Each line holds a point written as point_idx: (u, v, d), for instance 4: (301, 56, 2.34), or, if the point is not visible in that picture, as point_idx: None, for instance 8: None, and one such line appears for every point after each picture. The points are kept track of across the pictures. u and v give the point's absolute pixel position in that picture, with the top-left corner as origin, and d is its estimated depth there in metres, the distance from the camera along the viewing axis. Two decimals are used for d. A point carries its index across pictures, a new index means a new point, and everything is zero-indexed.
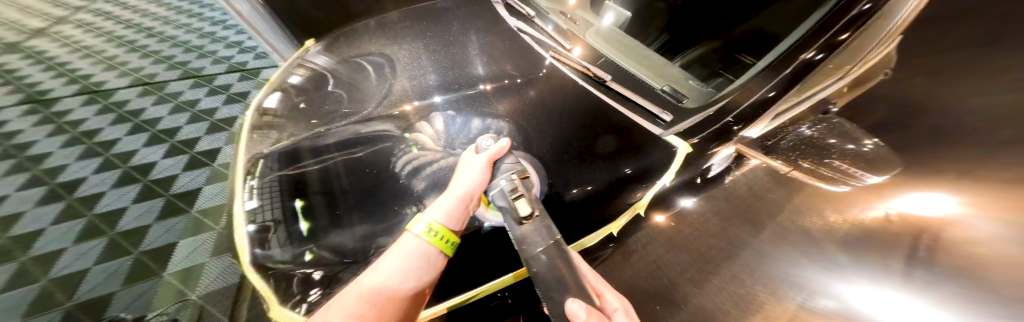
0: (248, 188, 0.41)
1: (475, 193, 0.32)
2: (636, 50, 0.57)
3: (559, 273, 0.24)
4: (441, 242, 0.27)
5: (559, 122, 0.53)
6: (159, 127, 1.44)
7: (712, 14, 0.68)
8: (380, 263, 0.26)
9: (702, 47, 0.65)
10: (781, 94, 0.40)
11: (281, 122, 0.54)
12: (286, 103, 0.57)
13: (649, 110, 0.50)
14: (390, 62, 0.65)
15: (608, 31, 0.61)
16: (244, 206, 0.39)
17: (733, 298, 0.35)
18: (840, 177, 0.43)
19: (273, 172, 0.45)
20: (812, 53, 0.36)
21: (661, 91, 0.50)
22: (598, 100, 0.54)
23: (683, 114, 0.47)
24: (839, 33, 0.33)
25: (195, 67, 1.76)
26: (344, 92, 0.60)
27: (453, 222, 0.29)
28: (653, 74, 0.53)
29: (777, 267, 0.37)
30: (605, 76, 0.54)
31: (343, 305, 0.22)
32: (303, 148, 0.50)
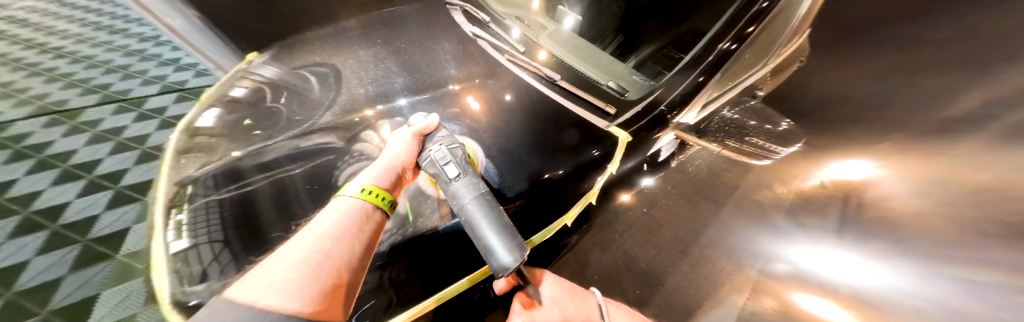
0: (175, 225, 0.37)
1: (403, 164, 0.45)
2: (588, 51, 0.70)
3: (492, 208, 0.35)
4: (375, 198, 0.39)
5: (527, 121, 0.60)
6: (71, 162, 1.24)
7: (656, 17, 0.79)
8: (316, 226, 0.37)
9: (652, 45, 0.76)
10: (707, 78, 0.56)
11: (216, 141, 0.51)
12: (223, 121, 0.54)
13: (595, 104, 0.61)
14: (335, 73, 0.66)
15: (568, 37, 0.74)
16: (170, 248, 0.35)
17: (702, 274, 0.38)
18: (761, 152, 0.50)
19: (207, 197, 0.42)
20: (727, 45, 0.55)
21: (607, 87, 0.64)
22: (552, 97, 0.63)
23: (623, 106, 0.61)
24: (745, 27, 0.54)
25: (119, 90, 1.58)
26: (281, 106, 0.59)
27: (383, 182, 0.42)
28: (600, 72, 0.66)
29: (736, 240, 0.41)
30: (553, 76, 0.64)
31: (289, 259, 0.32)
32: (248, 167, 0.48)
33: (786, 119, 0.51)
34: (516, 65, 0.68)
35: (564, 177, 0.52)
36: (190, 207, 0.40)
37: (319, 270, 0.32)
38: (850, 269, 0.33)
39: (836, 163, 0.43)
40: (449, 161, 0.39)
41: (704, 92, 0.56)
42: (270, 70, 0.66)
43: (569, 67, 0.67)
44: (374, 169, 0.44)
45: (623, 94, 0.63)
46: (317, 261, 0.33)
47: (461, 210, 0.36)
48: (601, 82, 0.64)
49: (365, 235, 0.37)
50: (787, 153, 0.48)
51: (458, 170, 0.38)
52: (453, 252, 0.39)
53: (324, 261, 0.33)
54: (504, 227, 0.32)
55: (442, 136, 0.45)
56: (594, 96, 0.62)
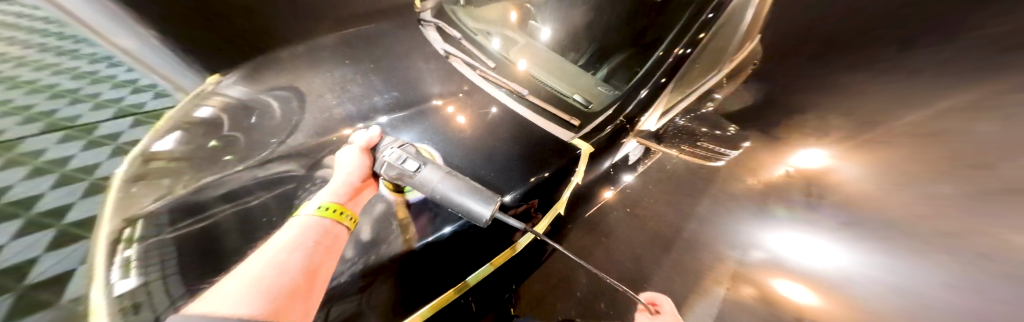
0: (123, 264, 0.30)
1: (359, 176, 0.43)
2: (558, 65, 0.73)
3: (472, 186, 0.38)
4: (333, 213, 0.35)
5: (509, 131, 0.56)
6: None
7: (628, 23, 0.82)
8: (258, 253, 0.30)
9: (622, 53, 0.78)
10: (658, 87, 0.67)
11: (180, 165, 0.45)
12: (189, 143, 0.48)
13: (561, 117, 0.61)
14: (301, 95, 0.57)
15: (540, 53, 0.74)
16: (110, 291, 0.28)
17: (686, 267, 0.40)
18: (712, 154, 0.54)
19: (162, 230, 0.36)
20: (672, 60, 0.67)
21: (574, 99, 0.66)
22: (517, 111, 0.60)
23: (586, 117, 0.63)
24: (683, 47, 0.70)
25: (24, 106, 1.26)
26: (241, 135, 0.50)
27: (342, 197, 0.38)
28: (569, 85, 0.70)
29: (718, 230, 0.43)
30: (521, 90, 0.63)
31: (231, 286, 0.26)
32: (211, 198, 0.41)
33: (733, 125, 0.57)
34: (486, 80, 0.63)
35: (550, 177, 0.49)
36: (141, 240, 0.34)
37: (278, 280, 0.27)
38: (818, 253, 0.37)
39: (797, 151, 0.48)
40: (404, 156, 0.41)
41: (653, 104, 0.64)
42: (235, 89, 0.58)
43: (537, 82, 0.67)
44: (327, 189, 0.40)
45: (586, 105, 0.66)
46: (274, 274, 0.28)
47: (434, 194, 0.38)
48: (566, 95, 0.67)
49: (325, 247, 0.32)
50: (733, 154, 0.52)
51: (416, 163, 0.40)
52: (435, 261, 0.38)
53: (278, 276, 0.27)
54: (478, 193, 0.37)
55: (390, 143, 0.45)
56: (561, 110, 0.63)
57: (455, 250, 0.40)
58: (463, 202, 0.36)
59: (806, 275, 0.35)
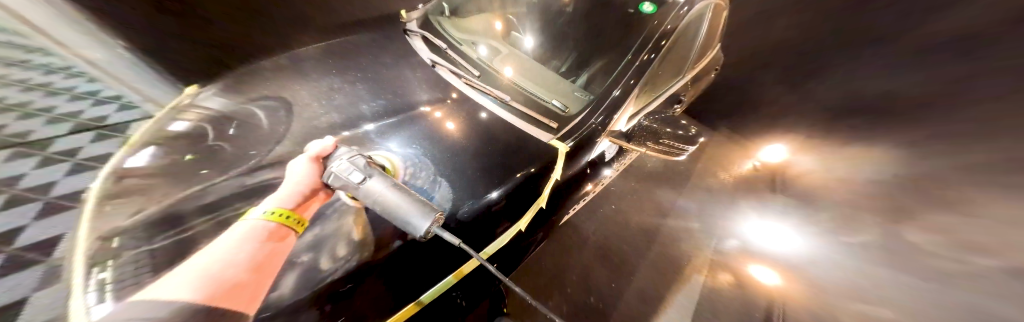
0: (95, 285, 0.24)
1: (311, 184, 0.32)
2: (535, 70, 0.68)
3: (419, 203, 0.28)
4: (282, 218, 0.27)
5: (481, 135, 0.50)
6: None
7: (599, 28, 0.79)
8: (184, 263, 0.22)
9: (601, 59, 0.74)
10: (636, 81, 0.63)
11: (155, 181, 0.39)
12: (163, 159, 0.42)
13: (540, 120, 0.55)
14: (290, 105, 0.53)
15: (517, 58, 0.69)
16: (87, 314, 0.22)
17: (653, 263, 0.63)
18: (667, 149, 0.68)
19: (142, 246, 0.29)
20: (647, 55, 0.66)
21: (551, 104, 0.59)
22: (498, 116, 0.55)
23: (564, 121, 0.56)
24: (659, 41, 0.68)
25: None
26: (227, 144, 0.45)
27: (290, 204, 0.29)
28: (548, 91, 0.63)
29: (666, 234, 0.68)
30: (504, 97, 0.57)
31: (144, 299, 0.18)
32: (187, 209, 0.35)
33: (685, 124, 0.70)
34: (472, 88, 0.59)
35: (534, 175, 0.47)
36: (115, 259, 0.27)
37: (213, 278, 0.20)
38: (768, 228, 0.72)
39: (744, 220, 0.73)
40: (352, 162, 0.30)
41: (625, 104, 0.62)
42: (215, 99, 0.54)
43: (519, 89, 0.61)
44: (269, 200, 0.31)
45: (564, 109, 0.59)
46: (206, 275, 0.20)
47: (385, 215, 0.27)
48: (545, 100, 0.59)
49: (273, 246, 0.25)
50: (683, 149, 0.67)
51: (363, 172, 0.29)
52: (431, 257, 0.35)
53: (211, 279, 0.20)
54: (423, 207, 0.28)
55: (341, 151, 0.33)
56: (538, 113, 0.57)
57: (438, 249, 0.36)
58: (402, 215, 0.27)
59: None
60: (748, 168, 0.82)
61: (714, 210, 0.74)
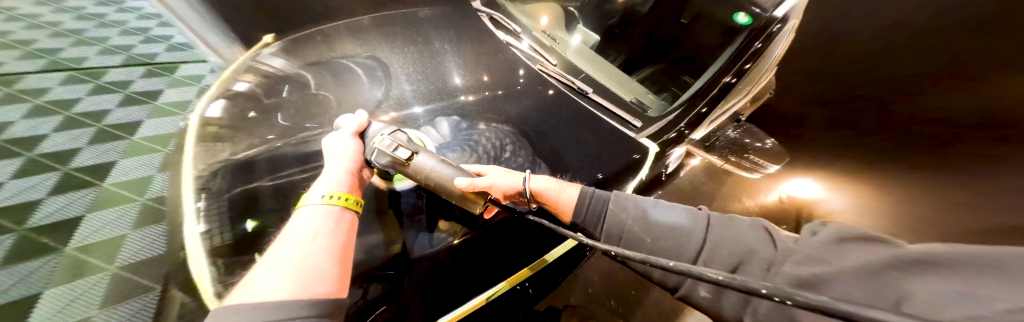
0: (195, 211, 0.32)
1: (356, 161, 0.38)
2: (602, 64, 0.65)
3: (464, 173, 0.36)
4: (345, 201, 0.32)
5: (553, 125, 0.55)
6: (75, 109, 0.78)
7: (647, 30, 0.73)
8: (269, 258, 0.25)
9: (648, 68, 0.71)
10: (708, 109, 0.62)
11: (230, 133, 0.42)
12: (235, 112, 0.44)
13: (623, 117, 0.59)
14: (382, 65, 0.54)
15: (583, 51, 0.66)
16: (193, 232, 0.31)
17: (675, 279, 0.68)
18: (754, 167, 0.76)
19: (234, 186, 0.36)
20: (729, 78, 0.63)
21: (630, 102, 0.61)
22: (584, 107, 0.58)
23: (648, 121, 0.59)
24: (744, 63, 0.63)
25: None
26: (327, 94, 0.49)
27: (347, 187, 0.34)
28: (624, 89, 0.62)
29: None
30: (587, 88, 0.59)
31: (261, 287, 0.21)
32: (256, 159, 0.39)
33: (771, 139, 0.78)
34: (551, 77, 0.59)
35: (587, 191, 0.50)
36: (212, 195, 0.34)
37: (318, 263, 0.25)
38: None
39: None
40: (399, 144, 0.37)
41: (702, 123, 0.63)
42: (276, 58, 0.53)
43: (598, 81, 0.62)
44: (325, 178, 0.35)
45: (644, 111, 0.61)
46: (302, 260, 0.25)
47: (437, 186, 0.35)
48: (624, 97, 0.61)
49: (344, 234, 0.30)
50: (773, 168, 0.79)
51: (410, 150, 0.36)
52: (486, 253, 0.40)
53: (308, 269, 0.24)
54: (468, 176, 0.36)
55: (377, 126, 0.41)
56: (622, 109, 0.60)
57: (474, 248, 0.39)
58: (455, 182, 0.35)
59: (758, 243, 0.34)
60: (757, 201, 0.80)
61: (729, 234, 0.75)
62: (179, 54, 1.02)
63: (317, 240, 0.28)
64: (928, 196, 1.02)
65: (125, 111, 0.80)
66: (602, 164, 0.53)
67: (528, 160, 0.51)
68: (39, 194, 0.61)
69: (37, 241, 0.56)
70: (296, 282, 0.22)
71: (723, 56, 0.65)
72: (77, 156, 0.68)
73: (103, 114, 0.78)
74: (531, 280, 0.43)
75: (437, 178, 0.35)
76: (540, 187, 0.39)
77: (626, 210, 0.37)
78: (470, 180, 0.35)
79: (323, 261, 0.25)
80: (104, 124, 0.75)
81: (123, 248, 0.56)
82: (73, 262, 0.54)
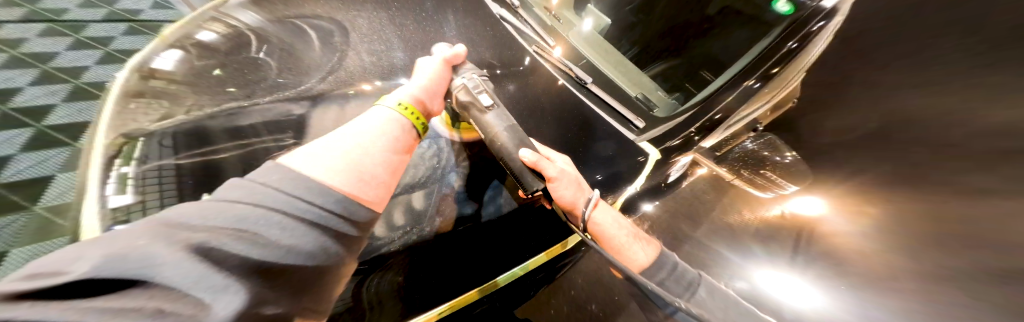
0: (119, 178, 0.30)
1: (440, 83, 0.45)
2: (611, 53, 0.61)
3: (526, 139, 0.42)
4: (413, 118, 0.40)
5: (544, 116, 0.53)
6: (54, 64, 0.73)
7: (667, 21, 0.70)
8: (345, 138, 0.33)
9: (664, 62, 0.69)
10: (723, 117, 0.56)
11: (180, 90, 0.41)
12: (189, 66, 0.43)
13: (625, 115, 0.56)
14: (342, 30, 0.52)
15: (593, 38, 0.62)
16: (93, 198, 0.29)
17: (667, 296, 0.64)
18: (766, 184, 0.69)
19: (162, 155, 0.35)
20: (752, 82, 0.55)
21: (636, 99, 0.58)
22: (581, 99, 0.56)
23: (654, 122, 0.56)
24: (771, 68, 0.55)
25: None
26: (269, 61, 0.47)
27: (420, 106, 0.42)
28: (630, 81, 0.59)
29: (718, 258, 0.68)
30: (586, 78, 0.56)
31: (322, 166, 0.28)
32: (213, 128, 0.39)
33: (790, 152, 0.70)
34: (554, 68, 0.57)
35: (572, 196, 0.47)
36: (142, 159, 0.33)
37: (371, 171, 0.32)
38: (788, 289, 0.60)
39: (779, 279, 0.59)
40: (484, 92, 0.43)
41: (715, 131, 0.58)
42: (248, 12, 0.50)
43: (601, 69, 0.59)
44: (409, 86, 0.43)
45: (650, 109, 0.58)
46: (362, 163, 0.31)
47: (496, 141, 0.41)
48: (630, 92, 0.58)
49: (400, 154, 0.36)
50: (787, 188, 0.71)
51: (491, 101, 0.42)
52: (455, 260, 0.39)
53: (361, 176, 0.30)
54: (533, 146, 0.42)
55: (472, 67, 0.48)
56: (625, 105, 0.57)
57: (443, 249, 0.39)
58: (510, 147, 0.40)
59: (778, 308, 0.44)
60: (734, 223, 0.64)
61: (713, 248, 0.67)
62: (166, 12, 1.00)
63: (376, 145, 0.34)
64: (936, 223, 0.98)
65: (103, 67, 0.75)
66: (588, 169, 0.52)
67: None
68: (11, 150, 0.56)
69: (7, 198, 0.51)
70: (345, 178, 0.29)
71: (750, 56, 0.58)
72: (53, 113, 0.62)
73: (79, 70, 0.72)
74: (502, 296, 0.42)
75: (497, 137, 0.41)
76: (603, 221, 0.42)
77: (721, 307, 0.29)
78: (535, 156, 0.39)
79: (377, 171, 0.32)
80: (81, 82, 0.69)
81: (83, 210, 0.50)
82: (45, 223, 0.48)
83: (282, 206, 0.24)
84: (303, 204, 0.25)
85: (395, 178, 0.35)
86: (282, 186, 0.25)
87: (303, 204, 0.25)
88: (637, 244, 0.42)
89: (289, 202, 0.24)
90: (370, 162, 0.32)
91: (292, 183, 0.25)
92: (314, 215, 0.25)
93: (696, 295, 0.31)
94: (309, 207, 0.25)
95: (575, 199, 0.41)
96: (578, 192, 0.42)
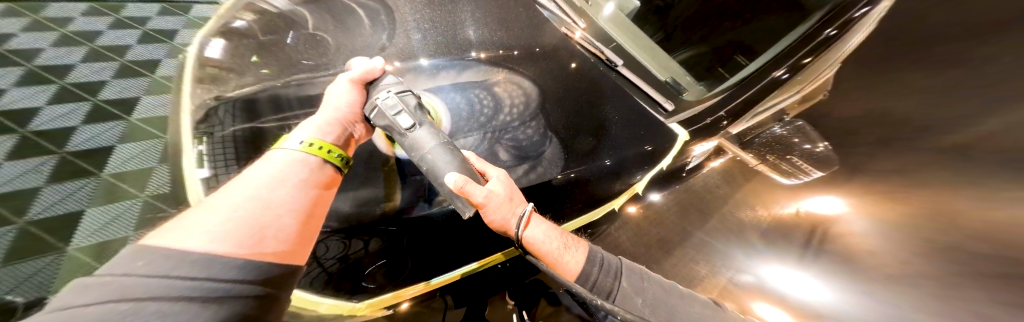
0: (197, 153, 0.34)
1: (351, 113, 0.41)
2: (638, 36, 0.60)
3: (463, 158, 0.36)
4: (323, 152, 0.36)
5: (573, 98, 0.54)
6: (99, 42, 0.77)
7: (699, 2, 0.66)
8: (233, 188, 0.29)
9: (690, 49, 0.64)
10: (747, 105, 0.55)
11: (225, 70, 0.42)
12: (234, 46, 0.44)
13: (654, 98, 0.55)
14: (387, 10, 0.52)
15: (617, 20, 0.59)
16: (194, 174, 0.33)
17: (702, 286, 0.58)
18: (793, 171, 0.56)
19: (230, 124, 0.38)
20: (781, 72, 0.55)
21: (666, 83, 0.57)
22: (607, 83, 0.55)
23: (682, 106, 0.56)
24: (803, 58, 0.55)
25: None
26: (326, 35, 0.50)
27: (329, 137, 0.38)
28: (658, 66, 0.58)
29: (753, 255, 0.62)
30: (616, 61, 0.55)
31: (205, 222, 0.23)
32: (260, 102, 0.41)
33: (825, 142, 0.57)
34: (582, 50, 0.57)
35: (585, 177, 0.49)
36: (210, 137, 0.36)
37: (268, 218, 0.27)
38: (801, 286, 0.46)
39: (788, 271, 0.48)
40: (403, 111, 0.37)
41: (745, 117, 0.56)
42: None
43: (628, 53, 0.57)
44: (314, 119, 0.39)
45: (680, 93, 0.58)
46: (256, 207, 0.27)
47: (422, 165, 0.35)
48: (660, 76, 0.57)
49: (313, 193, 0.32)
50: (817, 175, 0.55)
51: (410, 119, 0.36)
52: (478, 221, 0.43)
53: (252, 223, 0.25)
54: (466, 169, 0.35)
55: (390, 83, 0.41)
56: (652, 88, 0.56)
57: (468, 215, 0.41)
58: (434, 170, 0.35)
59: (786, 303, 0.45)
60: (792, 211, 0.55)
61: (754, 231, 0.54)
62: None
63: (281, 190, 0.30)
64: None
65: (146, 47, 0.79)
66: (601, 152, 0.51)
67: (536, 134, 0.50)
68: (72, 122, 0.58)
69: (73, 165, 0.51)
70: (231, 232, 0.23)
71: (788, 39, 0.56)
72: (105, 89, 0.66)
73: (123, 49, 0.77)
74: (516, 263, 0.43)
75: (422, 158, 0.36)
76: (533, 237, 0.39)
77: (637, 290, 0.39)
78: (462, 179, 0.33)
79: (287, 217, 0.28)
80: (125, 60, 0.73)
81: (153, 176, 0.51)
82: (108, 187, 0.49)
83: (155, 291, 0.16)
84: (187, 279, 0.18)
85: (312, 223, 0.30)
86: (162, 270, 0.18)
87: (186, 284, 0.17)
88: (568, 251, 0.40)
89: (167, 287, 0.17)
90: (273, 206, 0.28)
91: (156, 258, 0.19)
92: (205, 291, 0.18)
93: (620, 289, 0.39)
94: (195, 284, 0.18)
95: (507, 217, 0.38)
96: (510, 210, 0.38)
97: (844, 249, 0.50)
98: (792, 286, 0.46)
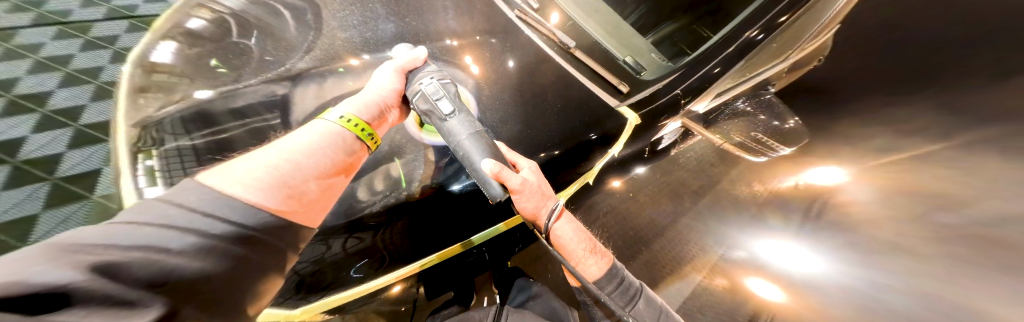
0: (146, 171, 0.34)
1: (390, 97, 0.44)
2: (605, 16, 0.60)
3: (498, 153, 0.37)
4: (356, 129, 0.38)
5: (532, 90, 0.52)
6: (73, 65, 0.76)
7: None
8: (294, 141, 0.36)
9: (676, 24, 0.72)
10: (721, 70, 0.59)
11: (177, 80, 0.42)
12: (187, 56, 0.44)
13: (608, 80, 0.56)
14: (313, 8, 0.53)
15: (588, 4, 0.61)
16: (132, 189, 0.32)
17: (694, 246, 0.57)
18: (757, 149, 0.56)
19: (179, 138, 0.38)
20: (754, 33, 0.59)
21: (623, 62, 0.58)
22: (564, 67, 0.55)
23: (639, 85, 0.57)
24: (774, 18, 0.58)
25: None
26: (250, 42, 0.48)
27: (366, 114, 0.40)
28: (620, 45, 0.59)
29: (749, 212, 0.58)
30: (568, 42, 0.55)
31: (252, 171, 0.31)
32: (216, 112, 0.41)
33: (794, 118, 0.58)
34: (539, 34, 0.56)
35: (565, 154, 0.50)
36: (163, 155, 0.36)
37: (295, 176, 0.33)
38: (797, 260, 0.46)
39: (787, 245, 0.47)
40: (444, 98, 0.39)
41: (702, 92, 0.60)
42: None
43: (586, 33, 0.57)
44: (361, 95, 0.42)
45: (638, 73, 0.59)
46: (291, 167, 0.33)
47: (460, 151, 0.37)
48: (619, 56, 0.58)
49: (336, 158, 0.36)
50: (783, 152, 0.55)
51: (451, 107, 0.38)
52: (461, 210, 0.43)
53: (279, 181, 0.31)
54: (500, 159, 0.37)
55: (431, 70, 0.43)
56: (608, 70, 0.56)
57: (453, 205, 0.42)
58: (470, 158, 0.36)
59: (779, 277, 0.45)
60: (791, 184, 0.53)
61: (755, 207, 0.52)
62: (160, 6, 1.00)
63: (315, 152, 0.36)
64: None
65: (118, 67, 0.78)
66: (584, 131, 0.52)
67: None
68: (58, 149, 0.59)
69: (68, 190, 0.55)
70: (261, 188, 0.30)
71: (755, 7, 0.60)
72: (86, 113, 0.66)
73: (97, 71, 0.76)
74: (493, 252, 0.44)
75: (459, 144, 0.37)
76: (562, 231, 0.41)
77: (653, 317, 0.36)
78: (498, 167, 0.35)
79: (310, 181, 0.33)
80: (101, 81, 0.73)
81: None
82: (101, 207, 0.53)
83: None
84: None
85: (331, 189, 0.35)
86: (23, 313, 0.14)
87: None
88: (592, 258, 0.40)
89: None
90: (303, 168, 0.34)
91: (207, 198, 0.26)
92: None
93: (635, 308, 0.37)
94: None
95: (539, 208, 0.40)
96: (542, 202, 0.40)
97: (845, 218, 0.48)
98: (789, 261, 0.46)
